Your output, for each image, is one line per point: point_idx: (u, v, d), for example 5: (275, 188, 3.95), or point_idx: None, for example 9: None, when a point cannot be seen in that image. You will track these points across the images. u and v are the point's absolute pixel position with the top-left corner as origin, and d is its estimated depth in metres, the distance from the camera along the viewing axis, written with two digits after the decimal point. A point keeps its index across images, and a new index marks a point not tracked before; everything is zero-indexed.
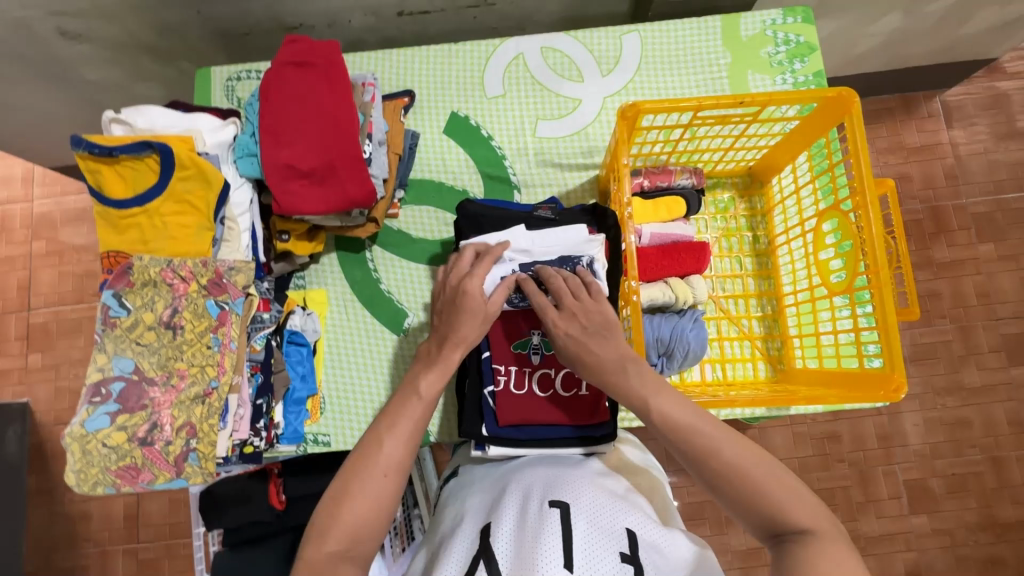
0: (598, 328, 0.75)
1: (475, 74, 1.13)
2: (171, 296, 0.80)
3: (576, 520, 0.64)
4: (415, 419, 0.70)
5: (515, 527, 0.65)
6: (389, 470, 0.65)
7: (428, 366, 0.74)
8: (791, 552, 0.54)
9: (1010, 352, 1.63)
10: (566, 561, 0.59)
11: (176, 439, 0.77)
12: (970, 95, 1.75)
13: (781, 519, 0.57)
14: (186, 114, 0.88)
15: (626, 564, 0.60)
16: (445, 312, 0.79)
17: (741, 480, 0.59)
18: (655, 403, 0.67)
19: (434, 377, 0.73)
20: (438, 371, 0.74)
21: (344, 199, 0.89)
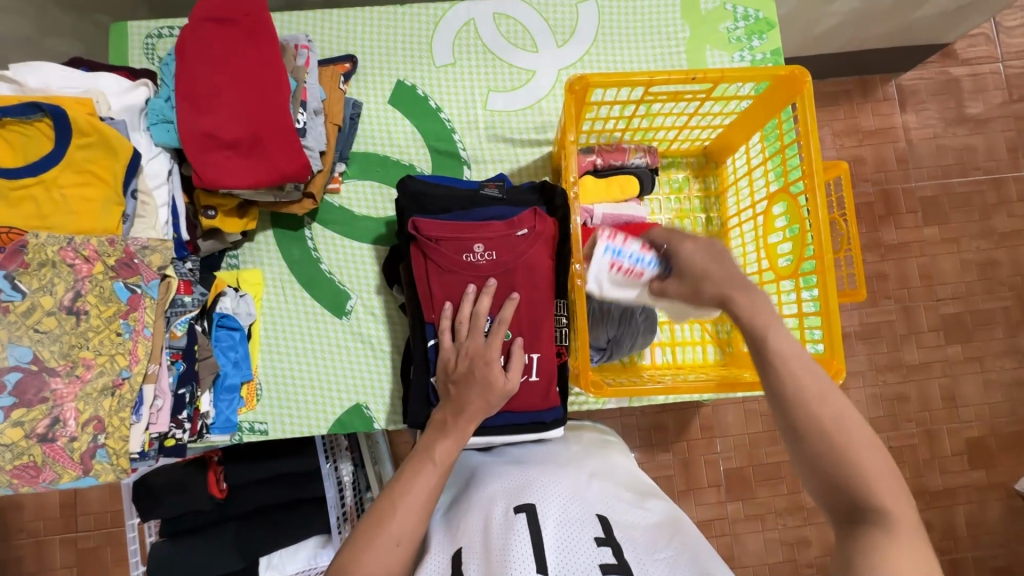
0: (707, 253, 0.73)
1: (423, 39, 1.05)
2: (73, 278, 0.72)
3: (544, 519, 0.63)
4: (428, 489, 0.66)
5: (484, 537, 0.64)
6: (401, 538, 0.62)
7: (443, 433, 0.72)
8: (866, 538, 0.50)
9: (948, 331, 1.70)
10: (540, 565, 0.57)
11: (82, 434, 0.70)
12: (923, 80, 1.78)
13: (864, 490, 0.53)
14: (88, 73, 0.78)
15: (602, 546, 0.60)
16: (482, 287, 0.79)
17: (830, 437, 0.56)
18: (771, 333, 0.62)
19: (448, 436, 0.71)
20: (452, 440, 0.71)
21: (273, 172, 0.81)
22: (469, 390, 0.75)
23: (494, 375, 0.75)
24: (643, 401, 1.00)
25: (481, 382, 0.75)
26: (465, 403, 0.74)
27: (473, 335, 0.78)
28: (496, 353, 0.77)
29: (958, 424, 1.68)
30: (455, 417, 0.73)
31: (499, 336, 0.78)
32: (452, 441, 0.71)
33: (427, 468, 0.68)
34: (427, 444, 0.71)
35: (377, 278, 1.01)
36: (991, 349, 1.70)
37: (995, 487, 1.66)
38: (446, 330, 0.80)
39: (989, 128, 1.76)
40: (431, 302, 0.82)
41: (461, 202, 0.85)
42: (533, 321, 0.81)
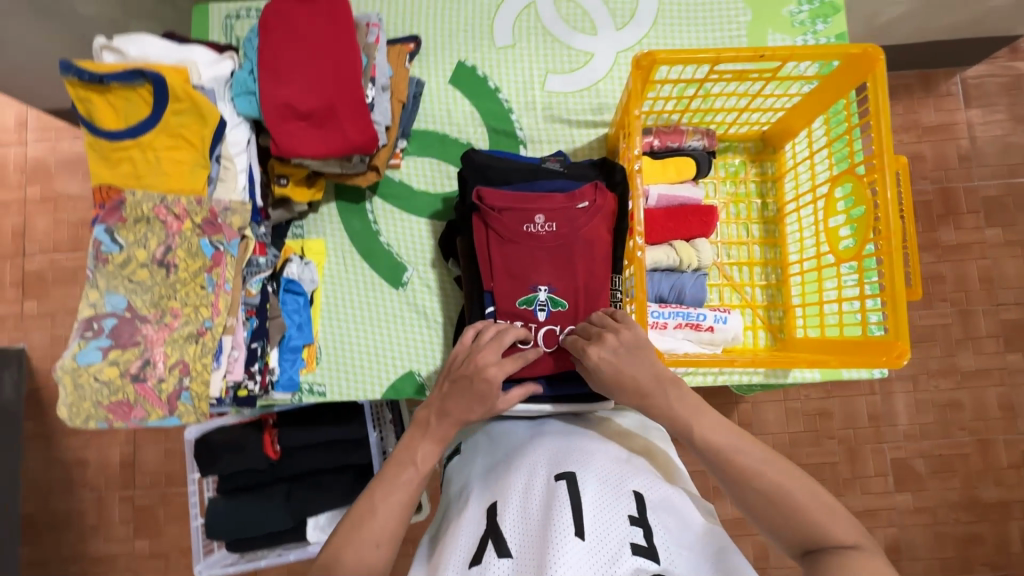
0: (631, 346, 0.72)
1: (484, 22, 1.08)
2: (165, 234, 0.77)
3: (584, 484, 0.64)
4: (409, 489, 0.69)
5: (522, 497, 0.65)
6: (380, 541, 0.66)
7: (425, 434, 0.73)
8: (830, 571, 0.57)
9: (1008, 338, 1.63)
10: (577, 529, 0.58)
11: (169, 376, 0.75)
12: (991, 75, 1.70)
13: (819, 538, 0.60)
14: (181, 45, 0.84)
15: (634, 527, 0.61)
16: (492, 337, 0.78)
17: (789, 505, 0.61)
18: (697, 428, 0.67)
19: (431, 449, 0.73)
20: (433, 442, 0.73)
21: (344, 143, 0.86)
22: (461, 399, 0.74)
23: (492, 388, 0.73)
24: (692, 379, 0.97)
25: (475, 395, 0.73)
26: (450, 408, 0.74)
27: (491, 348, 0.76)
28: (498, 368, 0.74)
29: (1015, 435, 1.61)
30: (439, 418, 0.74)
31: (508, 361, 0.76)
32: (436, 444, 0.73)
33: (408, 469, 0.71)
34: (408, 446, 0.73)
35: (433, 252, 1.05)
36: None
37: None
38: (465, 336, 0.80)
39: None
40: (490, 269, 0.84)
41: (523, 177, 0.87)
42: (590, 295, 0.82)
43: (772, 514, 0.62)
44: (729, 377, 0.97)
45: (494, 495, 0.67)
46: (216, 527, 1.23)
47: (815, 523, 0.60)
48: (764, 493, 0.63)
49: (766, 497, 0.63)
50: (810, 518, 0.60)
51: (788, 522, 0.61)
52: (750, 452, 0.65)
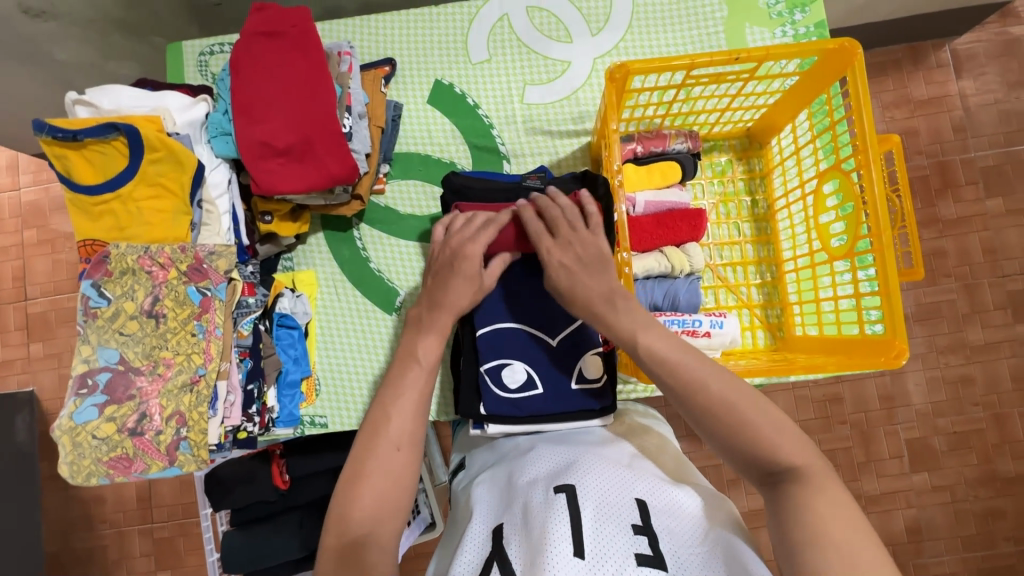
0: (593, 260, 0.74)
1: (459, 38, 1.07)
2: (151, 284, 0.77)
3: (581, 498, 0.63)
4: (418, 387, 0.70)
5: (524, 513, 0.65)
6: (400, 445, 0.67)
7: (422, 329, 0.74)
8: (787, 490, 0.57)
9: (1016, 309, 1.61)
10: (577, 548, 0.57)
11: (167, 428, 0.74)
12: (980, 42, 1.68)
13: (771, 457, 0.59)
14: (153, 92, 0.83)
15: (638, 535, 0.60)
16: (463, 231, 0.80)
17: (736, 419, 0.60)
18: (643, 338, 0.67)
19: (432, 341, 0.74)
20: (435, 336, 0.74)
21: (324, 176, 0.85)
22: (449, 285, 0.76)
23: (472, 263, 0.77)
24: None
25: (460, 273, 0.77)
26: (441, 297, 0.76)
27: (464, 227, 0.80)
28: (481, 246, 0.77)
29: None
30: (431, 310, 0.76)
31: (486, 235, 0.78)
32: (435, 336, 0.74)
33: (413, 366, 0.72)
34: (409, 343, 0.74)
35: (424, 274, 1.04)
36: None
37: None
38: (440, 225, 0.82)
39: None
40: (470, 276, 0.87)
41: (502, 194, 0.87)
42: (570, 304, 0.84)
43: (715, 428, 0.61)
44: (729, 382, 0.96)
45: (499, 516, 0.68)
46: (234, 561, 1.23)
47: (766, 438, 0.59)
48: (712, 408, 0.62)
49: (716, 415, 0.61)
50: (755, 433, 0.60)
51: (731, 441, 0.61)
52: (698, 365, 0.64)
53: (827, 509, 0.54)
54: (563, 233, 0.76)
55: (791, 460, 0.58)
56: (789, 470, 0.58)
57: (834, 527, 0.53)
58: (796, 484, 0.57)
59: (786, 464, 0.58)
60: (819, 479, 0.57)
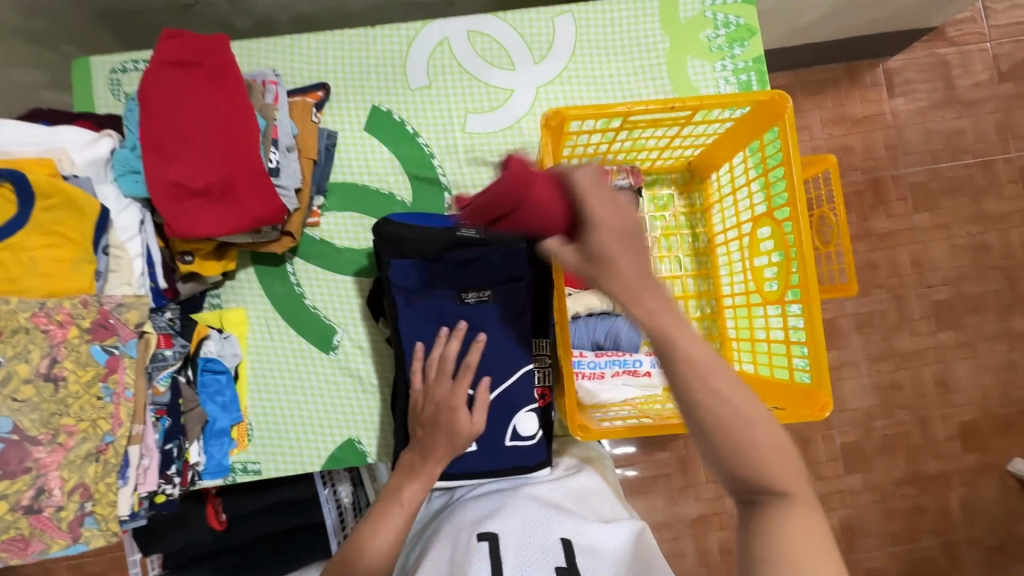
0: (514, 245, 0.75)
1: (397, 62, 1.03)
2: (48, 345, 0.69)
3: (505, 546, 0.68)
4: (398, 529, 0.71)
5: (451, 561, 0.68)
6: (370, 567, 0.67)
7: (412, 475, 0.74)
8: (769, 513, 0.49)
9: (939, 318, 1.71)
10: None
11: (68, 503, 0.67)
12: (910, 63, 1.75)
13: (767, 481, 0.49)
14: (46, 127, 0.75)
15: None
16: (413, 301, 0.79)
17: (745, 437, 0.49)
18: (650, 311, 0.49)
19: (418, 487, 0.74)
20: (421, 480, 0.74)
21: (247, 218, 0.80)
22: (438, 437, 0.75)
23: (456, 419, 0.74)
24: None
25: (446, 428, 0.75)
26: (432, 447, 0.75)
27: (440, 379, 0.77)
28: (462, 401, 0.75)
29: (951, 408, 1.71)
30: (423, 458, 0.75)
31: (465, 384, 0.76)
32: (421, 483, 0.74)
33: (395, 509, 0.72)
34: (395, 488, 0.74)
35: (363, 311, 1.00)
36: (983, 333, 1.71)
37: (989, 468, 1.70)
38: (416, 371, 0.78)
39: (977, 109, 1.75)
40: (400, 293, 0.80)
41: (449, 277, 0.80)
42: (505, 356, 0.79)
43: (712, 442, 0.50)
44: None
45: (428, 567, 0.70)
46: None
47: (769, 463, 0.49)
48: (722, 420, 0.49)
49: (719, 429, 0.49)
50: (755, 453, 0.49)
51: (724, 460, 0.50)
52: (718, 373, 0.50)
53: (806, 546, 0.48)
54: (596, 176, 0.55)
55: (787, 487, 0.50)
56: (782, 497, 0.50)
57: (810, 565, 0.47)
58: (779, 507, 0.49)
59: (775, 489, 0.50)
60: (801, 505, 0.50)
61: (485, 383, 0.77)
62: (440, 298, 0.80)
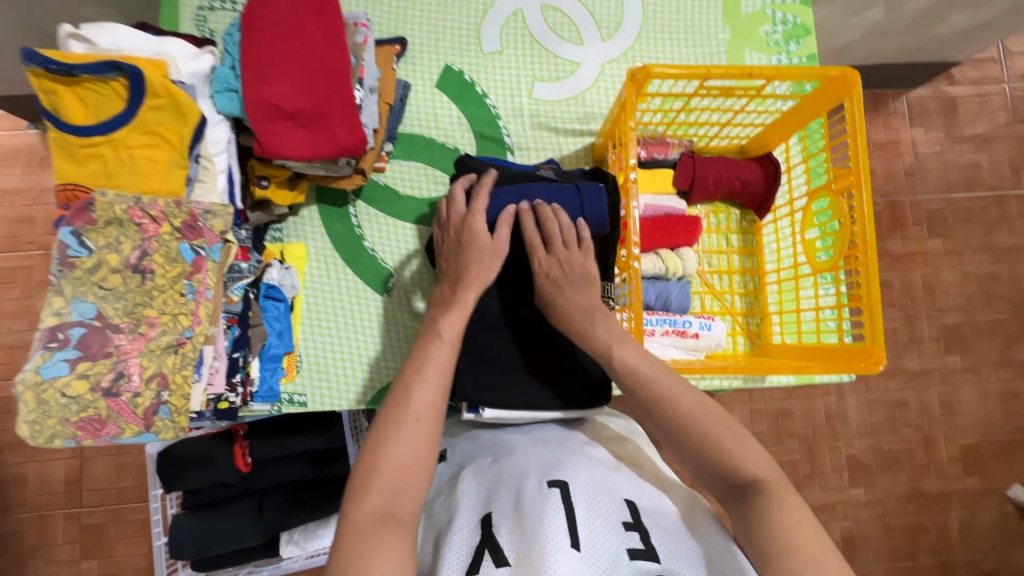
0: (580, 278, 0.77)
1: (472, 27, 1.08)
2: (140, 238, 0.72)
3: (577, 496, 0.66)
4: (441, 369, 0.68)
5: (516, 503, 0.67)
6: (421, 416, 0.64)
7: (446, 307, 0.73)
8: (755, 503, 0.60)
9: (948, 340, 1.76)
10: (573, 540, 0.61)
11: (145, 391, 0.69)
12: (932, 96, 1.84)
13: (735, 471, 0.63)
14: (156, 37, 0.78)
15: (630, 532, 0.63)
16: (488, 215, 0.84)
17: (709, 441, 0.64)
18: (618, 352, 0.71)
19: (455, 319, 0.72)
20: (458, 313, 0.73)
21: (332, 146, 0.83)
22: (471, 261, 0.76)
23: (477, 233, 0.77)
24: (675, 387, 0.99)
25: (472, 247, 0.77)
26: (464, 275, 0.76)
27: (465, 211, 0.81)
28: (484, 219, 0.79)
29: (954, 431, 1.75)
30: (455, 288, 0.75)
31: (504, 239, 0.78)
32: (458, 314, 0.72)
33: (436, 344, 0.70)
34: (432, 321, 0.72)
35: (419, 256, 1.03)
36: (989, 359, 1.76)
37: (987, 493, 1.73)
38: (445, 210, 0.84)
39: (993, 146, 1.83)
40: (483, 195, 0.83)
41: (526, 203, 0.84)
42: None
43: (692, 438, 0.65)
44: (709, 383, 1.00)
45: (489, 506, 0.68)
46: (183, 547, 1.16)
47: (729, 455, 0.63)
48: (677, 423, 0.66)
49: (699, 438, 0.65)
50: (727, 444, 0.64)
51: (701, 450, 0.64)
52: (671, 384, 0.68)
53: (790, 514, 0.59)
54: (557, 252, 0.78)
55: (754, 473, 0.62)
56: (752, 483, 0.62)
57: (786, 521, 0.58)
58: (759, 495, 0.61)
59: (747, 478, 0.62)
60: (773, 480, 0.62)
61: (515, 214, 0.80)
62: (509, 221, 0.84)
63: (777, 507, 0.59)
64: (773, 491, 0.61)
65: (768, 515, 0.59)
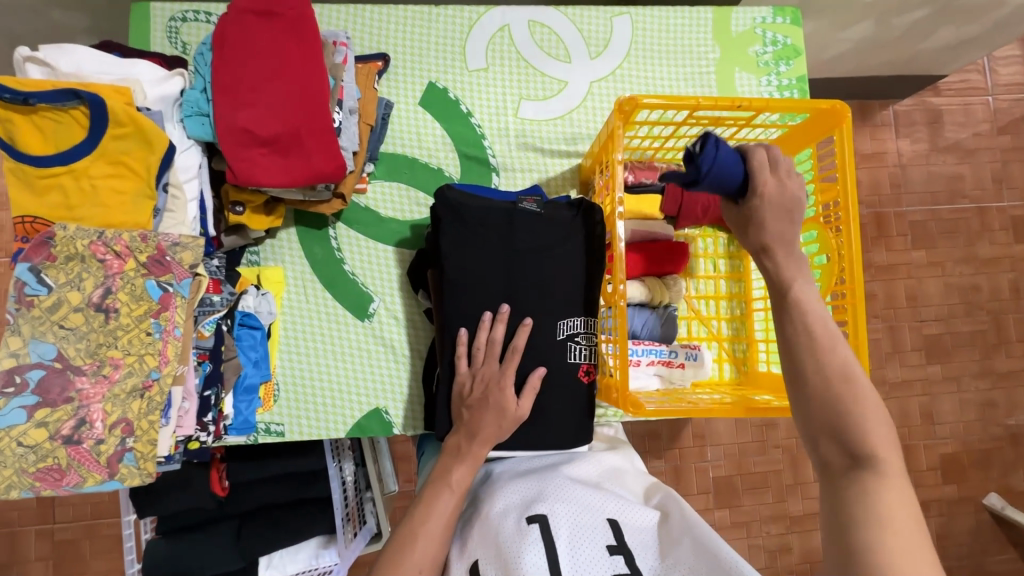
0: (784, 207, 0.63)
1: (457, 43, 1.05)
2: (103, 274, 0.68)
3: (555, 527, 0.65)
4: (445, 516, 0.69)
5: (497, 543, 0.66)
6: (421, 568, 0.65)
7: (459, 459, 0.74)
8: (861, 481, 0.52)
9: (929, 351, 1.78)
10: None
11: (109, 437, 0.66)
12: (917, 108, 1.84)
13: (854, 439, 0.54)
14: (122, 59, 0.74)
15: (615, 556, 0.63)
16: (472, 291, 0.80)
17: (851, 401, 0.55)
18: (796, 287, 0.61)
19: (467, 471, 0.73)
20: (469, 465, 0.74)
21: (310, 173, 0.80)
22: (482, 420, 0.75)
23: (506, 405, 0.76)
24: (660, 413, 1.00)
25: (495, 408, 0.75)
26: (478, 428, 0.75)
27: (488, 361, 0.78)
28: (511, 387, 0.77)
29: (934, 440, 1.77)
30: (470, 439, 0.75)
31: (513, 365, 0.77)
32: (468, 467, 0.74)
33: (444, 494, 0.71)
34: (443, 472, 0.74)
35: (401, 281, 1.00)
36: (969, 370, 1.79)
37: (964, 500, 1.76)
38: (462, 355, 0.79)
39: (977, 158, 1.84)
40: (483, 288, 0.80)
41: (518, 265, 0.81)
42: (551, 337, 0.81)
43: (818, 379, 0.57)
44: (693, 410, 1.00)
45: (472, 551, 0.68)
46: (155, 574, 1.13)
47: (856, 423, 0.55)
48: (827, 371, 0.57)
49: (842, 395, 0.56)
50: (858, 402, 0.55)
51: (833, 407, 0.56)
52: (823, 320, 0.59)
53: (897, 501, 0.51)
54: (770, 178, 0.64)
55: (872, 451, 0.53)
56: (866, 459, 0.53)
57: (895, 515, 0.50)
58: (868, 476, 0.52)
59: (858, 440, 0.54)
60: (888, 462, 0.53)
61: (529, 324, 0.79)
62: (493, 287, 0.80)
63: (879, 492, 0.51)
64: (887, 475, 0.52)
65: (872, 499, 0.51)
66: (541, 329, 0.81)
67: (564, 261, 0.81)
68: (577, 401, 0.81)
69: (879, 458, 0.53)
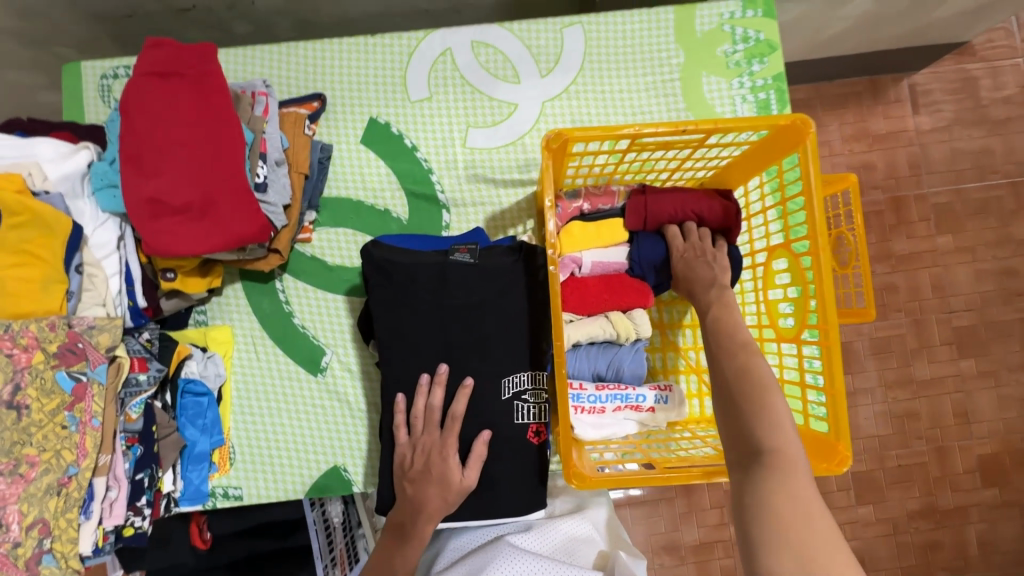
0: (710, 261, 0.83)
1: (397, 74, 0.98)
2: (11, 369, 0.65)
3: None
4: None
5: None
6: None
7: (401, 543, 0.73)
8: (760, 472, 0.58)
9: (962, 345, 1.63)
10: None
11: (26, 539, 0.64)
12: (937, 79, 1.66)
13: (755, 435, 0.61)
14: (24, 139, 0.72)
15: None
16: (404, 354, 0.76)
17: (760, 400, 0.64)
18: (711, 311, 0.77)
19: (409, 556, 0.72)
20: (414, 545, 0.73)
21: (229, 238, 0.75)
22: (424, 494, 0.72)
23: (449, 476, 0.72)
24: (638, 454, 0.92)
25: (437, 480, 0.72)
26: (422, 503, 0.72)
27: (428, 430, 0.74)
28: (454, 454, 0.73)
29: (969, 440, 1.62)
30: (413, 521, 0.73)
31: (454, 432, 0.73)
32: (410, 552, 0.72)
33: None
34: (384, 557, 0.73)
35: (353, 331, 0.96)
36: (1008, 363, 1.63)
37: (1009, 505, 1.61)
38: (401, 424, 0.75)
39: (1008, 128, 1.66)
40: (417, 349, 0.76)
41: (453, 320, 0.75)
42: (493, 395, 0.75)
43: (733, 403, 0.65)
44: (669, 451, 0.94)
45: None
46: None
47: (765, 420, 0.62)
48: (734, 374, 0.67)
49: (748, 399, 0.64)
50: (770, 417, 0.62)
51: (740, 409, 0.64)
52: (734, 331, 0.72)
53: (795, 496, 0.55)
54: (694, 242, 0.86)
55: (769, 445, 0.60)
56: (766, 453, 0.59)
57: (786, 510, 0.54)
58: (768, 468, 0.58)
59: (767, 447, 0.60)
60: (797, 473, 0.57)
61: (468, 386, 0.74)
62: (424, 346, 0.76)
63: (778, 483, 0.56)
64: (784, 467, 0.58)
65: (766, 493, 0.56)
66: (481, 388, 0.75)
67: (505, 313, 0.75)
68: (528, 462, 0.76)
69: (777, 453, 0.59)
